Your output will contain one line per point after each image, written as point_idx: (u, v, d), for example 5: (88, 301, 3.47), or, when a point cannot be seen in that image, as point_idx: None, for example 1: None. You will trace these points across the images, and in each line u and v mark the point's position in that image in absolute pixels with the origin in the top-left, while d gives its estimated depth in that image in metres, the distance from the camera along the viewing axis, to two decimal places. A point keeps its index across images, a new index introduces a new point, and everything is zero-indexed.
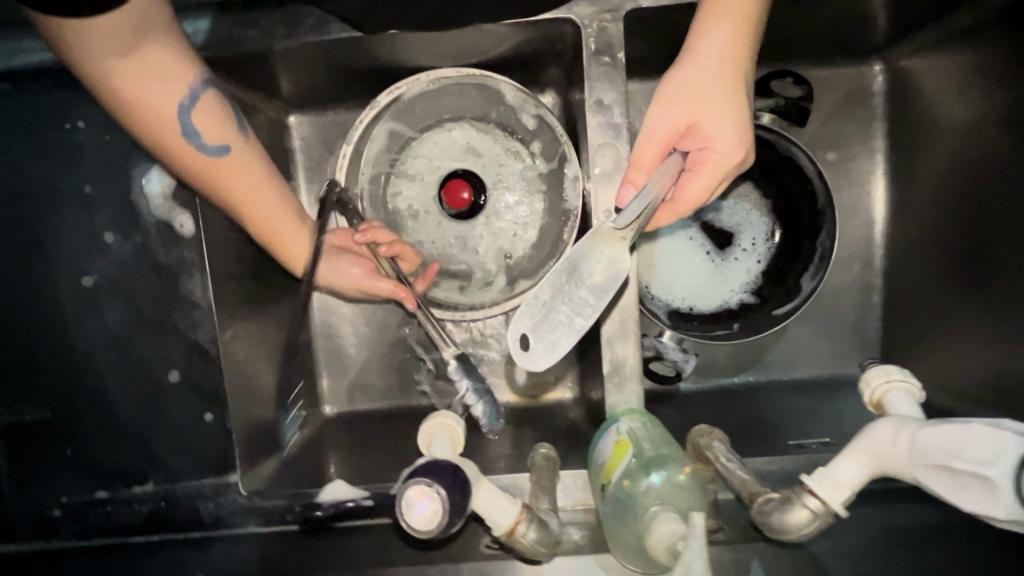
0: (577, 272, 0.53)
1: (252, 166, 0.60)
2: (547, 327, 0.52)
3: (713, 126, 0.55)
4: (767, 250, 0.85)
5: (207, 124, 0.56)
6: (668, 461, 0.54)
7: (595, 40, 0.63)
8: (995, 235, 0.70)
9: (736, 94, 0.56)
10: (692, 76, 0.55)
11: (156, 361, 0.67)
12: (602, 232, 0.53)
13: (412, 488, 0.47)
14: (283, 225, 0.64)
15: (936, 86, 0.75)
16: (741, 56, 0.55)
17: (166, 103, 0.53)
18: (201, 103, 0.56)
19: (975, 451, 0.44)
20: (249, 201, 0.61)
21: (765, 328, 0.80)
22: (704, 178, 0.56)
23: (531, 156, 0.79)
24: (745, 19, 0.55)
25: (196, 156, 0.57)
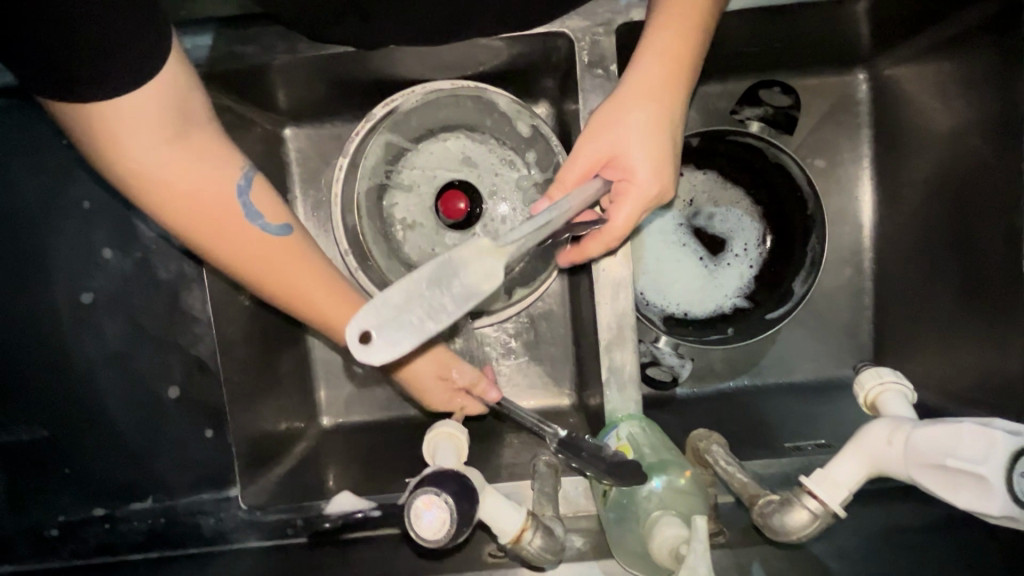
0: (445, 277, 0.44)
1: (305, 249, 0.58)
2: (392, 324, 0.43)
3: (634, 158, 0.56)
4: (759, 254, 0.86)
5: (266, 206, 0.56)
6: (669, 466, 0.54)
7: (588, 53, 0.64)
8: (980, 237, 0.72)
9: (659, 132, 0.57)
10: (618, 109, 0.57)
11: (154, 376, 0.67)
12: (485, 245, 0.46)
13: (421, 497, 0.47)
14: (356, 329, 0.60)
15: (921, 94, 0.77)
16: (668, 96, 0.58)
17: (226, 190, 0.53)
18: (256, 190, 0.56)
19: (968, 451, 0.45)
20: (313, 292, 0.57)
21: (760, 332, 0.81)
22: (624, 207, 0.57)
23: (526, 166, 0.80)
24: (674, 61, 0.58)
25: (255, 242, 0.55)
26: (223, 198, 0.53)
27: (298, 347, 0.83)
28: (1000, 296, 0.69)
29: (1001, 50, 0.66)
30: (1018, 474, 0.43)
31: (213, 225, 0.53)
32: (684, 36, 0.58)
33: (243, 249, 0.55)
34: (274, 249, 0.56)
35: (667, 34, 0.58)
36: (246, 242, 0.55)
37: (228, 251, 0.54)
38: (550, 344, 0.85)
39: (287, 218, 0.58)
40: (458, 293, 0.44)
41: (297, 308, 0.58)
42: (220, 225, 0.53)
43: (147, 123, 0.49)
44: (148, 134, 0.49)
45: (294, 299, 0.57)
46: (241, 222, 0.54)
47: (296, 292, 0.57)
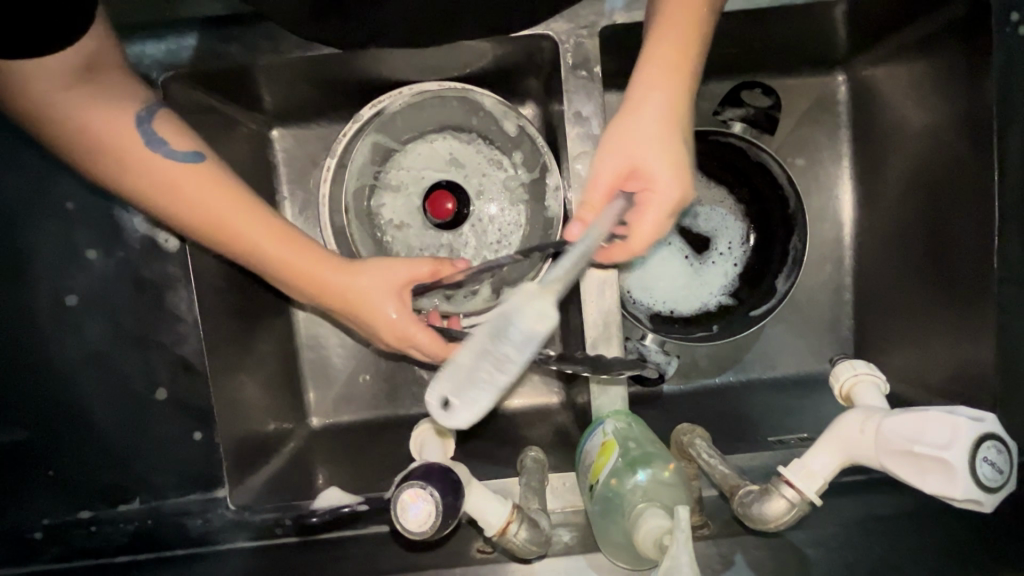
0: (502, 329, 0.47)
1: (222, 175, 0.57)
2: (467, 386, 0.47)
3: (654, 169, 0.56)
4: (742, 253, 0.88)
5: (171, 135, 0.56)
6: (654, 459, 0.55)
7: (572, 54, 0.65)
8: (952, 234, 0.73)
9: (673, 135, 0.57)
10: (631, 119, 0.57)
11: (139, 378, 0.66)
12: (529, 288, 0.48)
13: (406, 491, 0.48)
14: (287, 252, 0.58)
15: (896, 94, 0.79)
16: (679, 102, 0.57)
17: (125, 121, 0.54)
18: (157, 123, 0.57)
19: (934, 438, 0.47)
20: (236, 219, 0.56)
21: (744, 329, 0.83)
22: (652, 219, 0.57)
23: (513, 166, 0.81)
24: (682, 66, 0.57)
25: (164, 172, 0.55)
26: (124, 130, 0.54)
27: (286, 346, 0.84)
28: (971, 291, 0.71)
29: (967, 52, 0.68)
30: (979, 459, 0.46)
31: (122, 163, 0.54)
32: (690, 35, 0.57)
33: (162, 187, 0.54)
34: (187, 177, 0.55)
35: (672, 34, 0.56)
36: (160, 170, 0.54)
37: (152, 195, 0.55)
38: (537, 342, 0.86)
39: (195, 147, 0.58)
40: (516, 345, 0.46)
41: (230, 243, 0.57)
42: (129, 158, 0.54)
43: (57, 72, 0.50)
44: (51, 78, 0.50)
45: (220, 226, 0.55)
46: (147, 152, 0.55)
47: (223, 226, 0.56)
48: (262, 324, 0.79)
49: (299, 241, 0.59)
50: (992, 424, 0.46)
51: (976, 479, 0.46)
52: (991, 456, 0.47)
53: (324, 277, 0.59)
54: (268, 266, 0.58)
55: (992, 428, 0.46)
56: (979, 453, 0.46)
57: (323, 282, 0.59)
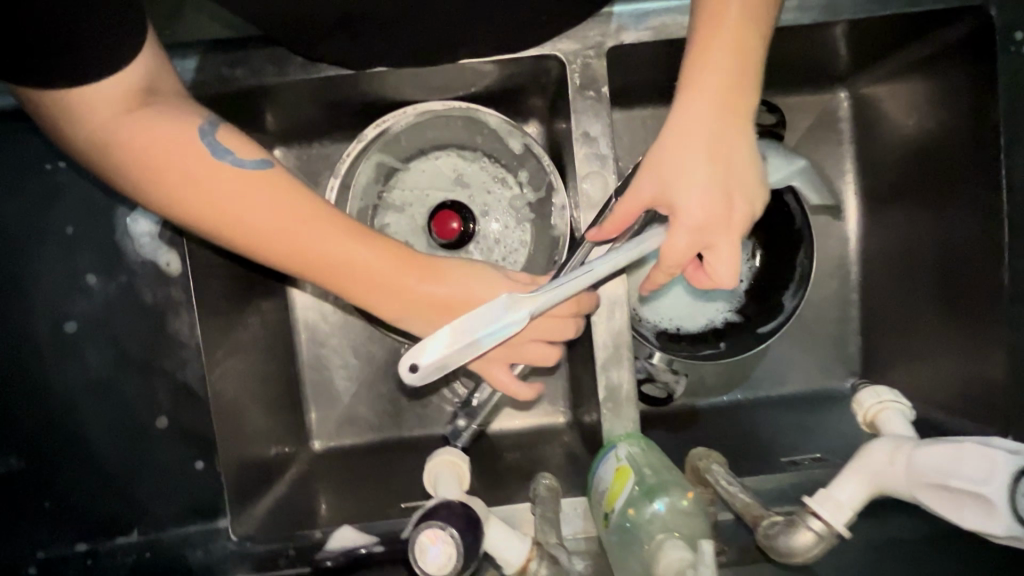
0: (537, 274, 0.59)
1: (288, 182, 0.54)
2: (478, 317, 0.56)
3: (683, 196, 0.56)
4: (748, 270, 0.87)
5: (234, 143, 0.54)
6: (671, 487, 0.54)
7: (579, 75, 0.65)
8: (963, 251, 0.73)
9: (709, 164, 0.56)
10: (668, 149, 0.57)
11: (141, 404, 0.65)
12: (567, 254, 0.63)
13: (426, 531, 0.48)
14: (377, 259, 0.56)
15: (899, 112, 0.80)
16: (717, 134, 0.56)
17: (189, 136, 0.52)
18: (222, 134, 0.54)
19: (971, 472, 0.47)
20: (312, 228, 0.54)
21: (751, 347, 0.84)
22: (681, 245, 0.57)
23: (518, 185, 0.80)
24: (725, 95, 0.55)
25: (235, 187, 0.52)
26: (184, 143, 0.52)
27: (288, 368, 0.82)
28: (985, 309, 0.71)
29: (973, 69, 0.68)
30: None
31: (194, 183, 0.51)
32: (734, 62, 0.55)
33: (236, 207, 0.52)
34: (263, 189, 0.53)
35: (718, 61, 0.55)
36: (224, 183, 0.52)
37: (226, 216, 0.52)
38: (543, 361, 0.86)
39: (261, 153, 0.55)
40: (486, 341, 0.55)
41: (304, 259, 0.54)
42: (201, 177, 0.52)
43: (109, 99, 0.50)
44: (108, 107, 0.51)
45: (302, 237, 0.53)
46: (212, 162, 0.52)
47: (298, 238, 0.53)
48: (263, 347, 0.77)
49: (393, 249, 0.57)
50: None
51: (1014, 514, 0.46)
52: None
53: (416, 287, 0.57)
54: (360, 276, 0.56)
55: None
56: None
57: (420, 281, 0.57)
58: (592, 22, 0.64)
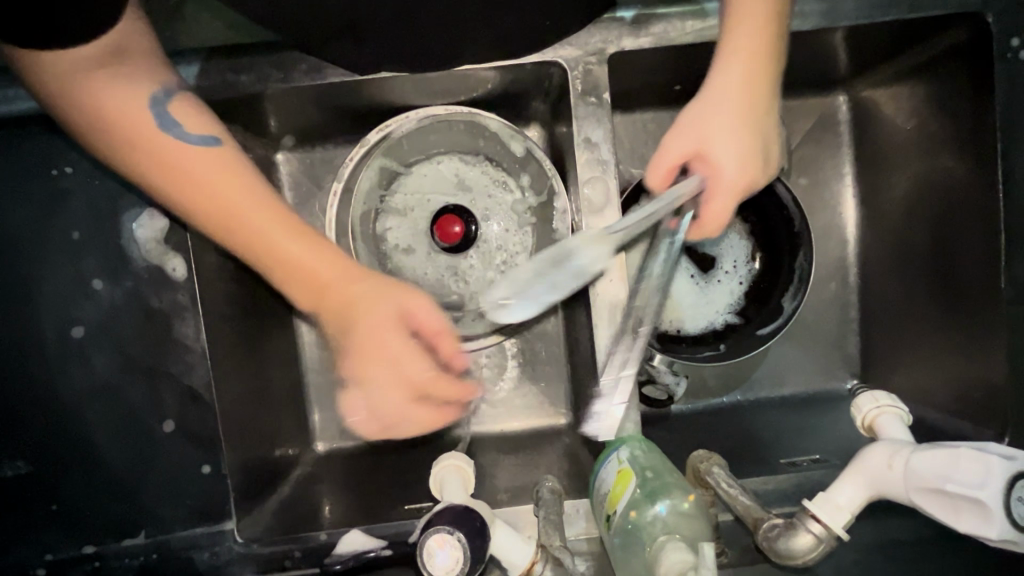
0: (564, 259, 0.58)
1: (235, 161, 0.54)
2: (525, 290, 0.58)
3: (720, 155, 0.58)
4: (747, 272, 0.89)
5: (186, 117, 0.55)
6: (672, 488, 0.55)
7: (581, 81, 0.65)
8: (962, 255, 0.74)
9: (745, 122, 0.58)
10: (699, 111, 0.59)
11: (146, 409, 0.65)
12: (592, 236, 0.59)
13: (434, 536, 0.49)
14: (299, 247, 0.54)
15: (898, 116, 0.80)
16: (749, 95, 0.58)
17: (141, 105, 0.53)
18: (179, 108, 0.55)
19: (966, 477, 0.48)
20: (249, 209, 0.52)
21: (752, 349, 0.83)
22: (720, 202, 0.59)
23: (521, 190, 0.81)
24: (754, 56, 0.57)
25: (178, 157, 0.52)
26: (136, 111, 0.53)
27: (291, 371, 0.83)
28: (983, 311, 0.72)
29: (971, 75, 0.69)
30: (1014, 498, 0.47)
31: (142, 151, 0.52)
32: (768, 25, 0.57)
33: (177, 171, 0.52)
34: (207, 163, 0.53)
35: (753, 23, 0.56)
36: (171, 153, 0.52)
37: (169, 186, 0.52)
38: (544, 362, 0.88)
39: (214, 130, 0.55)
40: (576, 275, 0.58)
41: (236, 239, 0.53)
42: (151, 148, 0.53)
43: (77, 56, 0.50)
44: (73, 64, 0.50)
45: (238, 218, 0.52)
46: (161, 132, 0.53)
47: (233, 216, 0.52)
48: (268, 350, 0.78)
49: (328, 252, 0.55)
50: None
51: (1010, 518, 0.47)
52: None
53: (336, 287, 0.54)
54: (285, 270, 0.54)
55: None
56: (1013, 491, 0.47)
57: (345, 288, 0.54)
58: (594, 28, 0.65)
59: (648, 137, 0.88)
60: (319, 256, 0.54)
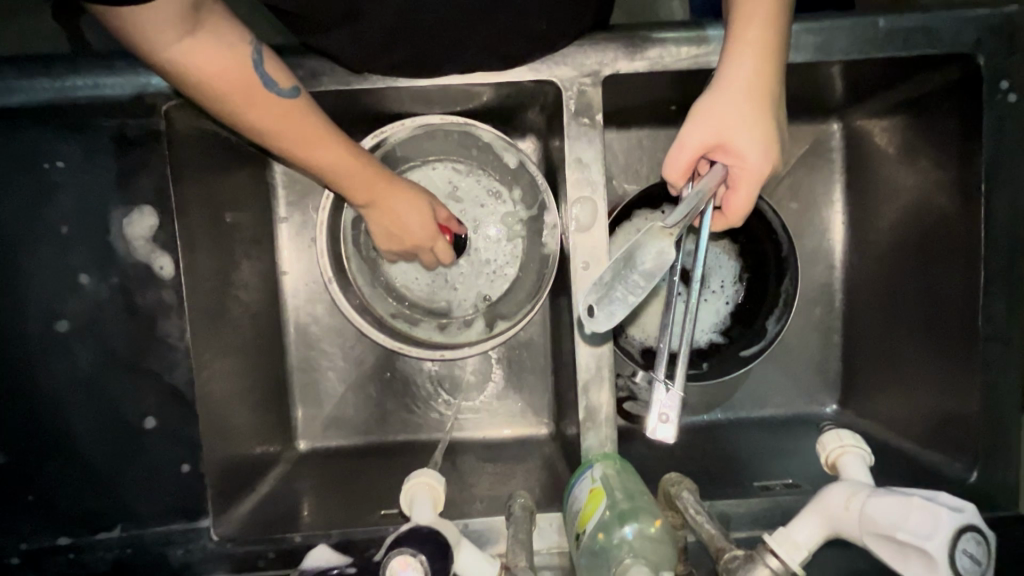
0: (631, 260, 0.53)
1: (319, 114, 0.57)
2: (605, 301, 0.54)
3: (739, 144, 0.59)
4: (735, 291, 0.89)
5: (272, 69, 0.54)
6: (641, 512, 0.56)
7: (574, 102, 0.66)
8: (945, 291, 0.75)
9: (762, 107, 0.58)
10: (715, 100, 0.59)
11: (128, 406, 0.66)
12: (655, 229, 0.53)
13: (395, 559, 0.51)
14: (369, 187, 0.64)
15: (889, 148, 0.81)
16: (764, 82, 0.58)
17: (235, 58, 0.50)
18: (268, 61, 0.54)
19: (918, 526, 0.50)
20: (338, 162, 0.59)
21: (733, 371, 0.85)
22: (744, 192, 0.61)
23: (513, 202, 0.82)
24: (768, 41, 0.57)
25: (290, 113, 0.54)
26: (240, 70, 0.51)
27: (277, 369, 0.84)
28: (960, 348, 0.73)
29: (960, 116, 0.70)
30: (959, 551, 0.48)
31: (245, 103, 0.52)
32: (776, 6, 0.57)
33: (288, 128, 0.55)
34: (287, 116, 0.54)
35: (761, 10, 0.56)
36: (263, 110, 0.53)
37: (272, 136, 0.55)
38: (527, 371, 0.89)
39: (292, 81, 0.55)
40: (645, 273, 0.52)
41: (375, 185, 0.64)
42: (246, 106, 0.52)
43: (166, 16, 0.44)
44: (161, 24, 0.45)
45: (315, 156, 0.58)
46: (255, 85, 0.52)
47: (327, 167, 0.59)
48: (252, 349, 0.79)
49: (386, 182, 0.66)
50: (972, 516, 0.49)
51: (953, 569, 0.48)
52: (970, 547, 0.49)
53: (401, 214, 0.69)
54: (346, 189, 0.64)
55: (971, 519, 0.49)
56: (959, 545, 0.49)
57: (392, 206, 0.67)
58: (589, 50, 0.65)
59: (642, 155, 0.89)
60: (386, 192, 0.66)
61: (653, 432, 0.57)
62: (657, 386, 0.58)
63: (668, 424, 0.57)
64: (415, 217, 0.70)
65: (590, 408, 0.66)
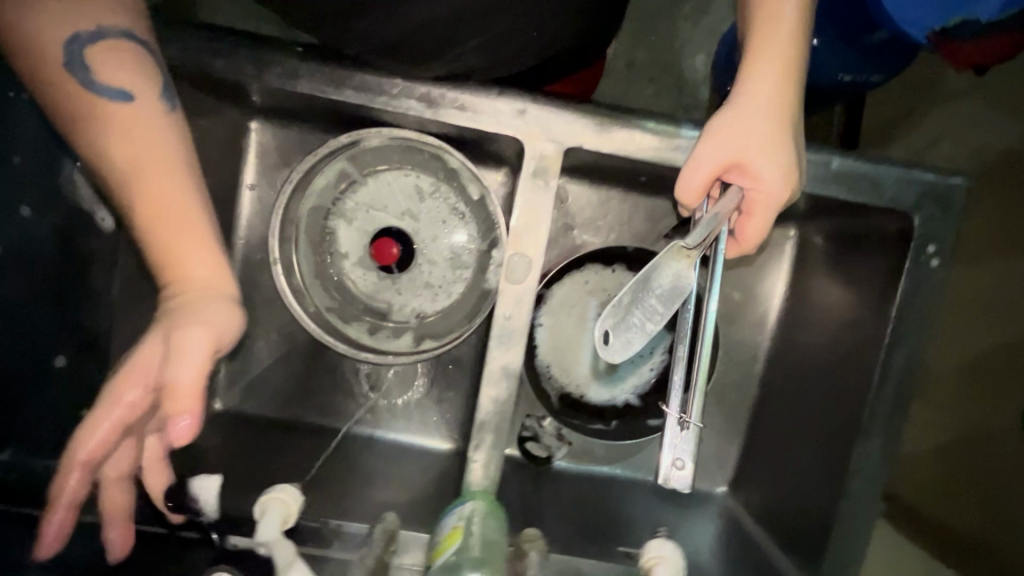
0: (649, 283, 0.61)
1: (172, 140, 0.59)
2: (623, 326, 0.60)
3: (756, 167, 0.65)
4: (660, 361, 0.93)
5: (101, 63, 0.56)
6: (488, 560, 0.62)
7: (534, 162, 0.68)
8: (840, 418, 0.80)
9: (780, 142, 0.65)
10: (734, 123, 0.65)
11: (46, 342, 0.68)
12: (673, 249, 0.61)
13: None
14: (175, 232, 0.59)
15: (830, 269, 0.85)
16: (780, 112, 0.65)
17: (129, 67, 0.57)
18: (97, 49, 0.56)
19: None
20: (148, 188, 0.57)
21: (638, 435, 0.92)
22: (759, 217, 0.67)
23: (469, 230, 0.84)
24: (785, 75, 0.64)
25: (137, 121, 0.57)
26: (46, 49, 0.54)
27: None
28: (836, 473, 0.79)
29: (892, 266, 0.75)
30: None
31: (103, 121, 0.55)
32: (790, 44, 0.63)
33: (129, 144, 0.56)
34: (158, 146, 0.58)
35: (780, 46, 0.63)
36: (113, 117, 0.56)
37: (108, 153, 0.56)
38: (447, 387, 0.92)
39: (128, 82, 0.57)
40: (661, 294, 0.60)
41: (154, 227, 0.58)
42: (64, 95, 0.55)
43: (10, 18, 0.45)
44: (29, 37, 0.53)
45: (138, 193, 0.57)
46: (78, 82, 0.55)
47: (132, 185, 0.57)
48: None
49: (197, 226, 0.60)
50: None
51: None
52: None
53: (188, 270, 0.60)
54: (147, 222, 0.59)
55: None
56: None
57: (185, 259, 0.60)
58: (561, 118, 0.67)
59: (606, 212, 0.92)
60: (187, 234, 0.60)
61: (670, 481, 0.63)
62: (671, 428, 0.64)
63: (683, 471, 0.63)
64: (223, 314, 0.60)
65: (478, 445, 0.70)
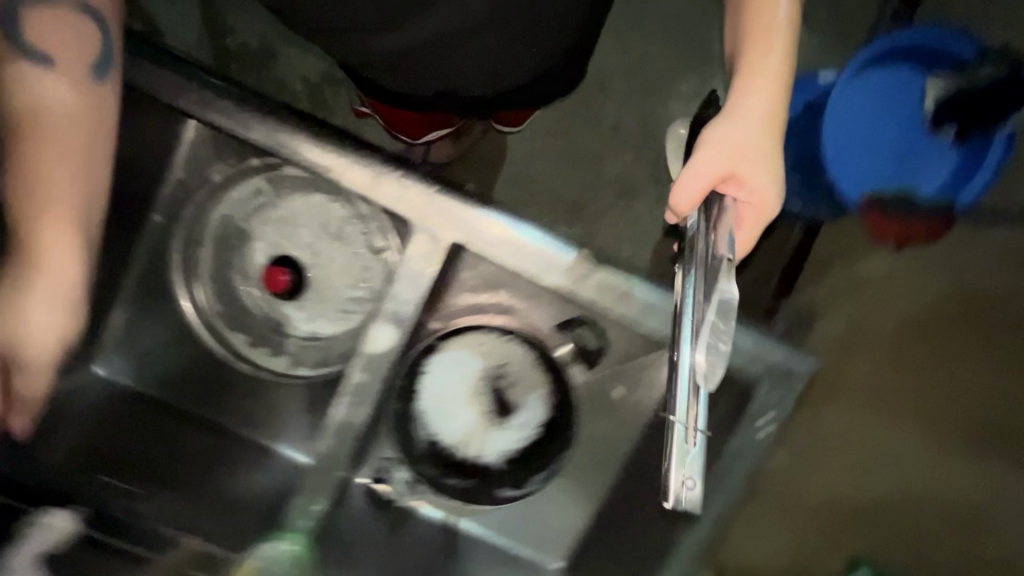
0: (710, 295, 0.65)
1: (83, 126, 0.64)
2: (706, 333, 0.64)
3: (748, 175, 0.75)
4: (531, 434, 0.94)
5: (50, 33, 0.62)
6: None
7: (421, 245, 0.76)
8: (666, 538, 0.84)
9: (778, 136, 0.75)
10: (726, 137, 0.73)
11: None
12: (721, 264, 0.66)
13: None
14: (45, 220, 0.64)
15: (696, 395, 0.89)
16: (773, 115, 0.74)
17: (69, 50, 0.63)
18: (52, 18, 0.62)
19: None
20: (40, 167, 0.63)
21: (486, 499, 0.95)
22: (745, 228, 0.79)
23: (369, 270, 0.85)
24: (774, 89, 0.73)
25: (57, 99, 0.63)
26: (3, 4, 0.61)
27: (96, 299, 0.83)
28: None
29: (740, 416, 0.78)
30: None
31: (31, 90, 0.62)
32: (779, 62, 0.72)
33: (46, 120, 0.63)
34: (68, 130, 0.63)
35: (770, 66, 0.72)
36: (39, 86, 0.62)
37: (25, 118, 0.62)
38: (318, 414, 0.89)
39: (72, 57, 0.63)
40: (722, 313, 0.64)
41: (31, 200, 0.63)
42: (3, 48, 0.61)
43: None
44: None
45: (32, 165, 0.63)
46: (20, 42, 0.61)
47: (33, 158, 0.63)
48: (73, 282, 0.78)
49: (71, 215, 0.64)
50: None
51: None
52: None
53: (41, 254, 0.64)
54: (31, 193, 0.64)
55: None
56: None
57: (45, 244, 0.64)
58: (456, 212, 0.75)
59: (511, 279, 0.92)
60: (54, 221, 0.64)
61: (677, 500, 0.60)
62: (675, 454, 0.62)
63: (691, 491, 0.61)
64: (56, 317, 0.66)
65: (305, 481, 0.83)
